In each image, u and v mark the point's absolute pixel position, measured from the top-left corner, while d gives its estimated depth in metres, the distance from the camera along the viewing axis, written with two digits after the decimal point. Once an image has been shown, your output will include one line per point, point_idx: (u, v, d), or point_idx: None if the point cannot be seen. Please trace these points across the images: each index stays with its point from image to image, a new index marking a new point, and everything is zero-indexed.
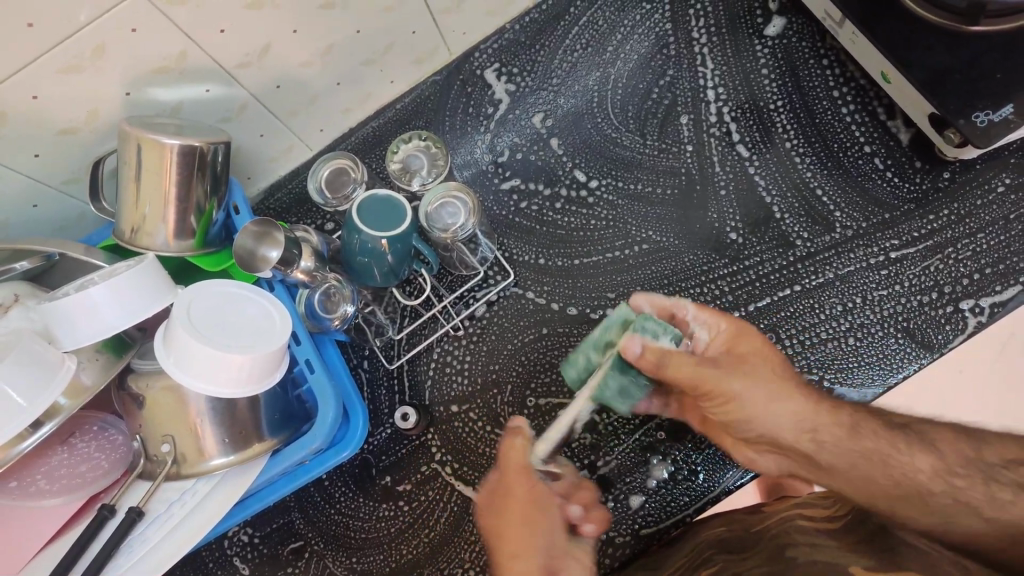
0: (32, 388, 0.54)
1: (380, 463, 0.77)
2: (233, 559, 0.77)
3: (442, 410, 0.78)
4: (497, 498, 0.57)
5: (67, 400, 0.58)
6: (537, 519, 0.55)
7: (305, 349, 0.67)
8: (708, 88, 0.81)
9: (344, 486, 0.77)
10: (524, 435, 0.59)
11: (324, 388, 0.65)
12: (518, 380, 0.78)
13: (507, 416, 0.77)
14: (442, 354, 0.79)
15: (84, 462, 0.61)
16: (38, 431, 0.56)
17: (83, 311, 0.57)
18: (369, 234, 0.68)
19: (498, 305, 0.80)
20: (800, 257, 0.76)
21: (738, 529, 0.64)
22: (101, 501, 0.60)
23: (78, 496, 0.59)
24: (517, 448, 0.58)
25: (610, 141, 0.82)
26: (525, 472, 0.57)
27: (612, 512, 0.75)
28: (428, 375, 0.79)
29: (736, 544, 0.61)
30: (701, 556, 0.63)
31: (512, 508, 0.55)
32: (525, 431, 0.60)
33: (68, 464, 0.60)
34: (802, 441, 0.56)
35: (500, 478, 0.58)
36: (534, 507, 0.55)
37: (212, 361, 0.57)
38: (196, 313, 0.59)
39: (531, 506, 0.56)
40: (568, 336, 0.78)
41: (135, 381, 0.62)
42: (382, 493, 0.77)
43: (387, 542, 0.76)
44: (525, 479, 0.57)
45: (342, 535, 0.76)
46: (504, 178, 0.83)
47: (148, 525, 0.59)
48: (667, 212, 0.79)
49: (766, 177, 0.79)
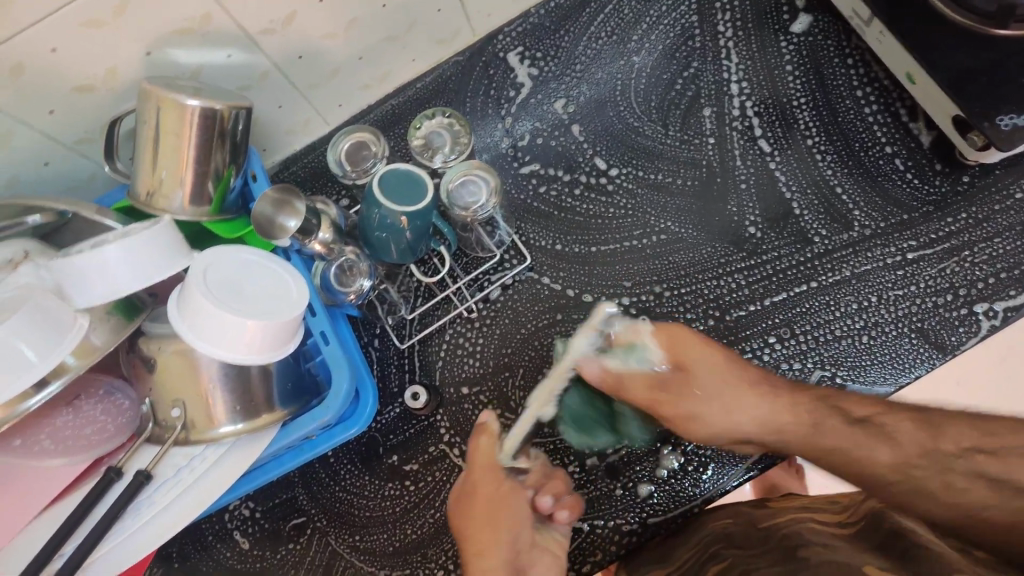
0: (43, 344, 0.52)
1: (386, 442, 0.77)
2: (233, 533, 0.77)
3: (452, 391, 0.77)
4: (466, 498, 0.64)
5: (76, 360, 0.56)
6: (504, 514, 0.62)
7: (320, 321, 0.66)
8: (732, 82, 0.81)
9: (349, 463, 0.77)
10: (490, 434, 0.66)
11: (338, 359, 0.64)
12: (530, 365, 0.77)
13: (518, 401, 0.76)
14: (454, 336, 0.78)
15: (91, 424, 0.59)
16: (44, 390, 0.54)
17: (97, 270, 0.55)
18: (390, 209, 0.67)
19: (513, 288, 0.79)
20: (819, 254, 0.76)
21: (744, 525, 0.64)
22: (105, 465, 0.59)
23: (82, 458, 0.57)
24: (483, 448, 0.65)
25: (632, 131, 0.81)
26: (490, 475, 0.64)
27: (620, 501, 0.73)
28: (439, 357, 0.78)
29: (745, 539, 0.61)
30: (707, 551, 0.63)
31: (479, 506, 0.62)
32: (491, 430, 0.66)
33: (74, 426, 0.59)
34: (757, 410, 0.63)
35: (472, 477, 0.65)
36: (496, 505, 0.62)
37: (229, 328, 0.56)
38: (212, 275, 0.58)
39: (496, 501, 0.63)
40: (583, 323, 0.78)
41: (147, 344, 0.60)
42: (387, 472, 0.76)
43: (390, 521, 0.75)
44: (488, 480, 0.64)
45: (345, 513, 0.76)
46: (524, 163, 0.82)
47: (156, 489, 0.57)
48: (687, 203, 0.79)
49: (787, 173, 0.78)
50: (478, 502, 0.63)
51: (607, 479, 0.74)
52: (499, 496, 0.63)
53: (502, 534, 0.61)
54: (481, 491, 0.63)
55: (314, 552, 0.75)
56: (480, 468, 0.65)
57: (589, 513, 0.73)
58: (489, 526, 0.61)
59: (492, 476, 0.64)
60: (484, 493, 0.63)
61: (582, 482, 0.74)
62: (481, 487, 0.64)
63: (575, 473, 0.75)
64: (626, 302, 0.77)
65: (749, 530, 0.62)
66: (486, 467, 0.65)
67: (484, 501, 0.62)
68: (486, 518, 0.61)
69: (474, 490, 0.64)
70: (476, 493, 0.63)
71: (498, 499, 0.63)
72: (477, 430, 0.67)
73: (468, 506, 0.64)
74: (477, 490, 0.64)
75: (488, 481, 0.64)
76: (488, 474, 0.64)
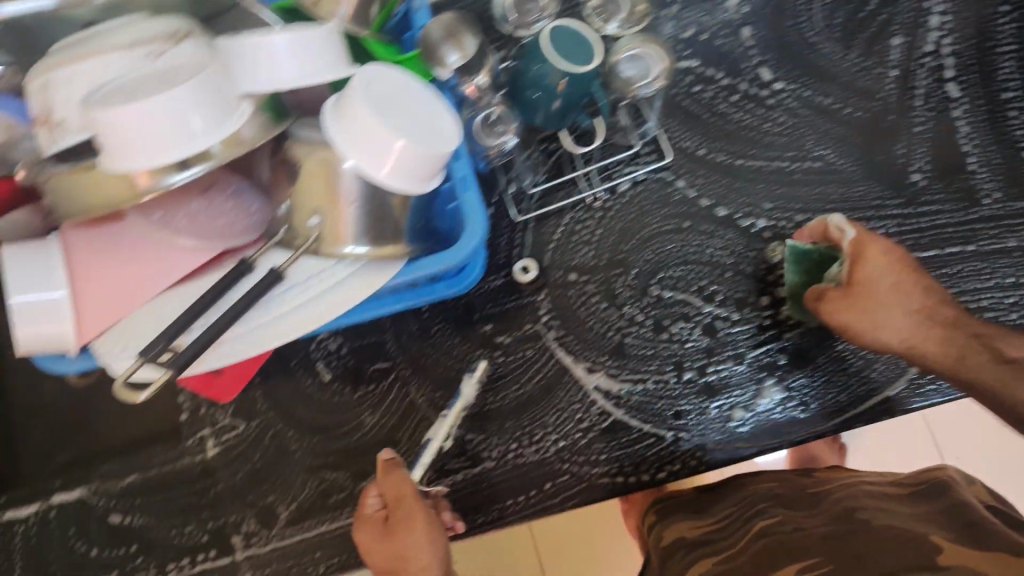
0: (192, 121, 0.51)
1: (483, 310, 0.76)
2: (317, 363, 0.77)
3: (559, 275, 0.75)
4: (399, 524, 0.62)
5: (223, 149, 0.54)
6: (425, 539, 0.62)
7: (463, 167, 0.63)
8: (931, 15, 0.75)
9: (443, 323, 0.76)
10: (398, 467, 0.65)
11: (474, 208, 0.62)
12: (645, 266, 0.75)
13: (625, 299, 0.74)
14: (571, 222, 0.76)
15: (223, 217, 0.61)
16: (188, 169, 0.53)
17: (265, 59, 0.54)
18: (553, 66, 0.63)
19: (644, 184, 0.76)
20: (984, 218, 0.71)
21: (791, 489, 0.64)
22: (230, 259, 0.61)
23: (210, 247, 0.60)
24: (396, 481, 0.64)
25: (808, 46, 0.75)
26: (406, 491, 0.63)
27: (712, 420, 0.72)
28: (553, 239, 0.76)
29: (794, 502, 0.62)
30: (752, 506, 0.63)
31: (417, 525, 0.62)
32: (397, 464, 0.65)
33: (208, 214, 0.61)
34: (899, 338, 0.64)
35: (394, 509, 0.63)
36: (420, 533, 0.62)
37: (378, 143, 0.54)
38: (364, 88, 0.54)
39: (429, 519, 0.63)
40: (710, 236, 0.75)
41: (292, 148, 0.58)
42: (480, 340, 0.75)
43: (474, 388, 0.75)
44: (403, 529, 0.62)
45: (431, 369, 0.76)
46: (684, 56, 0.77)
47: (286, 289, 0.59)
48: (850, 135, 0.74)
49: (970, 125, 0.73)
50: (399, 547, 0.62)
51: (703, 397, 0.72)
52: (422, 527, 0.63)
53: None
54: (394, 530, 0.62)
55: (393, 398, 0.76)
56: (386, 520, 0.63)
57: (676, 423, 0.72)
58: (412, 563, 0.62)
59: (414, 524, 0.62)
60: (405, 537, 0.62)
61: (676, 393, 0.73)
62: (399, 546, 0.62)
63: (671, 383, 0.73)
64: (761, 224, 0.74)
65: (796, 493, 0.63)
66: (399, 511, 0.62)
67: (406, 525, 0.62)
68: (417, 542, 0.62)
69: (393, 509, 0.63)
70: (394, 557, 0.62)
71: (421, 532, 0.62)
72: (386, 465, 0.65)
73: (388, 540, 0.62)
74: (394, 523, 0.62)
75: (413, 517, 0.62)
76: (405, 497, 0.63)
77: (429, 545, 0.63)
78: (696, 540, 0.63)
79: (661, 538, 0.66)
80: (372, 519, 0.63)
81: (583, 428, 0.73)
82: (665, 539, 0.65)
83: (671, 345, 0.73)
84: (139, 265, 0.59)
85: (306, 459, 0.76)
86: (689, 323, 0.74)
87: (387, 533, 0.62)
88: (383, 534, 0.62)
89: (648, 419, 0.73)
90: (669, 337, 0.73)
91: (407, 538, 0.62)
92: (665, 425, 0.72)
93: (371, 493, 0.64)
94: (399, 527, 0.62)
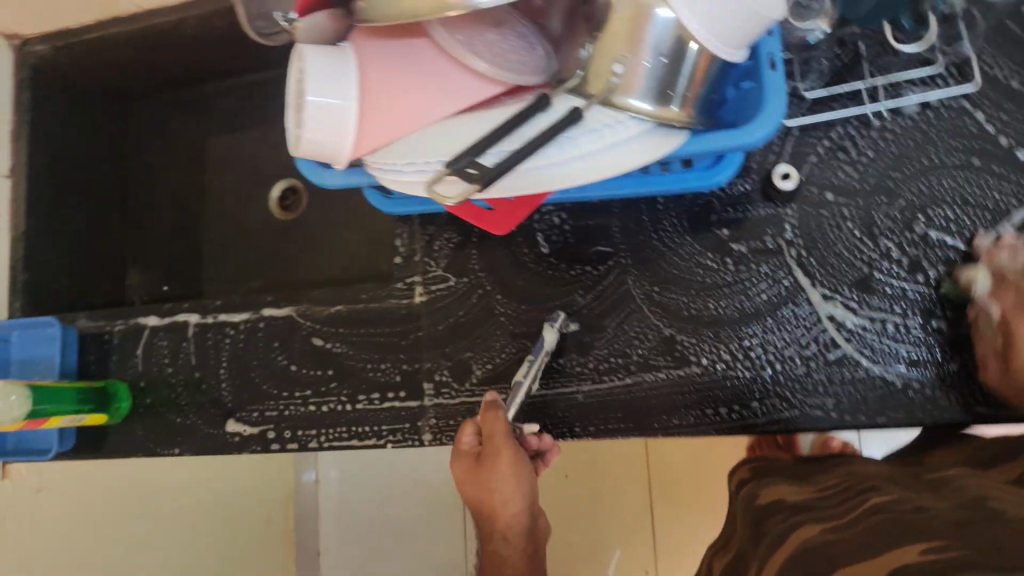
0: None
1: (722, 213, 0.73)
2: (538, 235, 0.77)
3: (812, 192, 0.72)
4: (488, 458, 0.68)
5: None
6: (515, 471, 0.68)
7: (771, 46, 0.60)
8: None
9: (676, 219, 0.74)
10: (496, 408, 0.70)
11: (778, 87, 0.58)
12: (911, 200, 0.70)
13: (881, 230, 0.70)
14: (843, 134, 0.72)
15: (513, 57, 0.60)
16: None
17: None
18: None
19: (934, 109, 0.70)
20: None
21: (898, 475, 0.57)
22: (514, 98, 0.60)
23: (498, 81, 0.59)
24: (494, 421, 0.69)
25: None
26: (509, 444, 0.67)
27: (953, 373, 0.66)
28: (815, 152, 0.72)
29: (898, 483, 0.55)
30: (857, 482, 0.57)
31: (504, 462, 0.67)
32: (497, 407, 0.70)
33: (501, 50, 0.60)
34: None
35: (486, 444, 0.69)
36: (507, 464, 0.67)
37: None
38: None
39: (517, 463, 0.68)
40: (996, 179, 0.68)
41: None
42: (711, 244, 0.73)
43: (695, 289, 0.73)
44: (501, 459, 0.67)
45: (654, 262, 0.74)
46: None
47: (578, 134, 0.57)
48: None
49: None
50: (484, 476, 0.68)
51: (947, 350, 0.67)
52: (507, 464, 0.67)
53: (508, 510, 0.69)
54: (488, 459, 0.68)
55: (608, 284, 0.75)
56: (477, 459, 0.69)
57: (909, 368, 0.67)
58: (496, 482, 0.68)
59: (506, 460, 0.67)
60: (497, 463, 0.67)
61: (916, 339, 0.67)
62: (490, 468, 0.68)
63: (913, 327, 0.68)
64: None
65: (906, 479, 0.56)
66: (489, 451, 0.68)
67: (494, 457, 0.68)
68: (501, 468, 0.67)
69: (491, 448, 0.68)
70: (485, 481, 0.69)
71: (513, 464, 0.67)
72: (487, 407, 0.70)
73: (477, 474, 0.69)
74: (489, 455, 0.68)
75: (502, 456, 0.67)
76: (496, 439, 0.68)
77: (518, 475, 0.68)
78: (798, 505, 0.57)
79: (756, 498, 0.63)
80: (468, 452, 0.70)
81: (803, 354, 0.69)
82: (763, 500, 0.62)
83: (923, 289, 0.68)
84: (420, 88, 0.59)
85: (510, 325, 0.77)
86: (949, 268, 0.68)
87: (477, 464, 0.69)
88: (473, 470, 0.69)
89: (879, 360, 0.68)
90: (923, 280, 0.68)
91: (493, 467, 0.68)
92: (898, 365, 0.67)
93: (467, 433, 0.71)
94: (489, 461, 0.68)
